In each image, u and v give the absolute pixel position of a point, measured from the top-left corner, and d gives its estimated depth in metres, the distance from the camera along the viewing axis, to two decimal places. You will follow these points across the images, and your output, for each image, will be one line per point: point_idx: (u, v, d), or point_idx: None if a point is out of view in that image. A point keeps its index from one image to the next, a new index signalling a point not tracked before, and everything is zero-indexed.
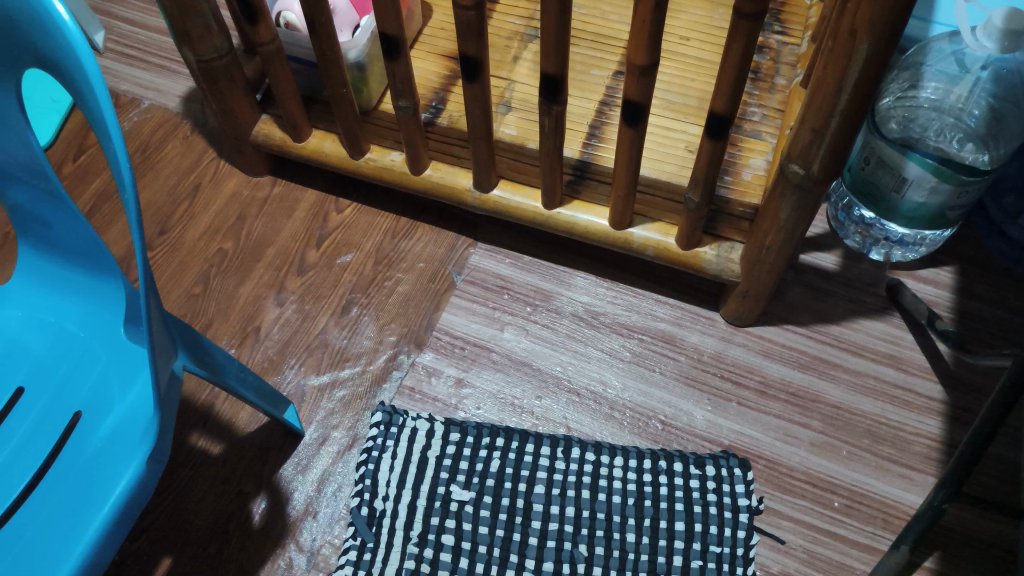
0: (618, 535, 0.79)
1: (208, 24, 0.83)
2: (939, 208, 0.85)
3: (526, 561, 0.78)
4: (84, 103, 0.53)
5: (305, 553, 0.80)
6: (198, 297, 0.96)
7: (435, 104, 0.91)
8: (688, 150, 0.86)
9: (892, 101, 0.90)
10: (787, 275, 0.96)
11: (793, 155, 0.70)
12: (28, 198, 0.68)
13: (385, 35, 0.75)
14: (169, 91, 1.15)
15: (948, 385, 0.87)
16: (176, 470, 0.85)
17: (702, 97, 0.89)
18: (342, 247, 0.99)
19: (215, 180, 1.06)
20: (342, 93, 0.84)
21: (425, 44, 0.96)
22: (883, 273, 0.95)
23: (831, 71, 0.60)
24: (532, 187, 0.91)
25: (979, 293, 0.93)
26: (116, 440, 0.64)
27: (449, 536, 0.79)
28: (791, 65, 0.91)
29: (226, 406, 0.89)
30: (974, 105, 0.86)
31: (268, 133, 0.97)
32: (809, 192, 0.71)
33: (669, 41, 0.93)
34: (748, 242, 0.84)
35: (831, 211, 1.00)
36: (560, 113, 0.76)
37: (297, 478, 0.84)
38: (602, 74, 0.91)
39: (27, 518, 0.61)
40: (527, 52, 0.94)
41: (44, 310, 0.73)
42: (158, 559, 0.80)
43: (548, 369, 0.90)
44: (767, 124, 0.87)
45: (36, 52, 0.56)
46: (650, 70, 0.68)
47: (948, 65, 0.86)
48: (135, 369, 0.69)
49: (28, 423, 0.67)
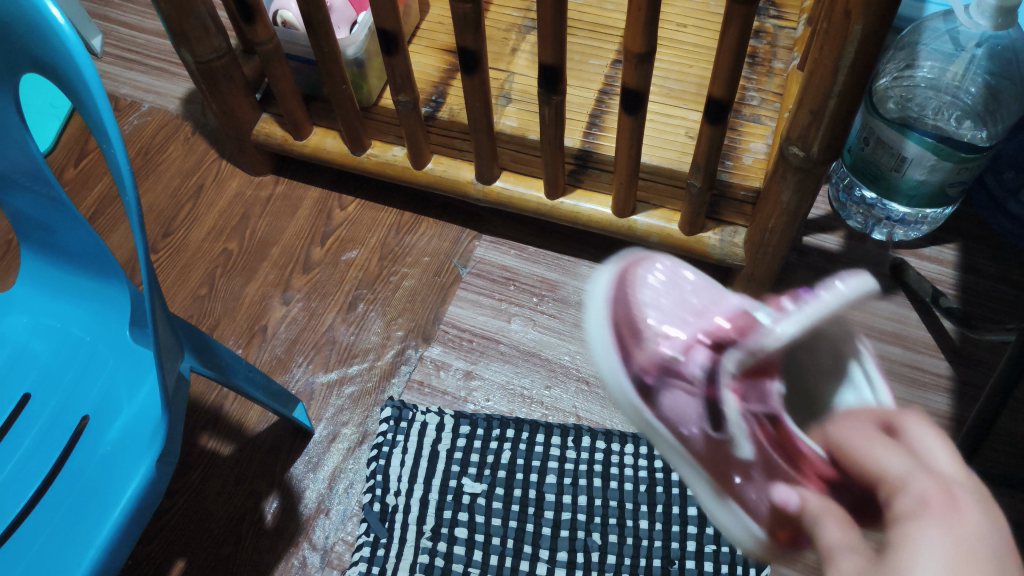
0: (630, 522, 0.80)
1: (205, 25, 0.83)
2: (939, 185, 0.85)
3: (539, 551, 0.78)
4: (81, 105, 0.54)
5: (319, 551, 0.80)
6: (204, 298, 0.96)
7: (435, 98, 0.92)
8: (689, 137, 0.86)
9: (890, 81, 0.90)
10: (791, 258, 0.97)
11: (793, 138, 0.70)
12: (31, 204, 0.68)
13: (383, 30, 0.75)
14: (168, 94, 1.15)
15: (954, 361, 0.88)
16: (188, 472, 0.85)
17: (702, 83, 0.89)
18: (347, 243, 1.00)
19: (218, 181, 1.06)
20: (342, 91, 0.84)
21: (424, 38, 0.96)
22: (886, 253, 0.96)
23: (827, 53, 0.60)
24: (535, 178, 0.91)
25: (982, 269, 0.94)
26: (125, 443, 0.64)
27: (463, 529, 0.79)
28: (788, 48, 0.92)
29: (235, 406, 0.89)
30: (970, 83, 0.86)
31: (269, 132, 0.98)
32: (809, 174, 0.72)
33: (666, 28, 0.94)
34: (750, 226, 0.84)
35: (833, 192, 1.01)
36: (559, 103, 0.76)
37: (308, 476, 0.84)
38: (601, 63, 0.92)
39: (39, 524, 0.60)
40: (525, 44, 0.94)
41: (50, 316, 0.73)
42: (172, 561, 0.80)
43: (557, 359, 0.90)
44: (766, 108, 0.88)
45: (33, 55, 0.56)
46: (648, 57, 0.68)
47: (943, 44, 0.86)
48: (142, 371, 0.69)
49: (38, 429, 0.67)
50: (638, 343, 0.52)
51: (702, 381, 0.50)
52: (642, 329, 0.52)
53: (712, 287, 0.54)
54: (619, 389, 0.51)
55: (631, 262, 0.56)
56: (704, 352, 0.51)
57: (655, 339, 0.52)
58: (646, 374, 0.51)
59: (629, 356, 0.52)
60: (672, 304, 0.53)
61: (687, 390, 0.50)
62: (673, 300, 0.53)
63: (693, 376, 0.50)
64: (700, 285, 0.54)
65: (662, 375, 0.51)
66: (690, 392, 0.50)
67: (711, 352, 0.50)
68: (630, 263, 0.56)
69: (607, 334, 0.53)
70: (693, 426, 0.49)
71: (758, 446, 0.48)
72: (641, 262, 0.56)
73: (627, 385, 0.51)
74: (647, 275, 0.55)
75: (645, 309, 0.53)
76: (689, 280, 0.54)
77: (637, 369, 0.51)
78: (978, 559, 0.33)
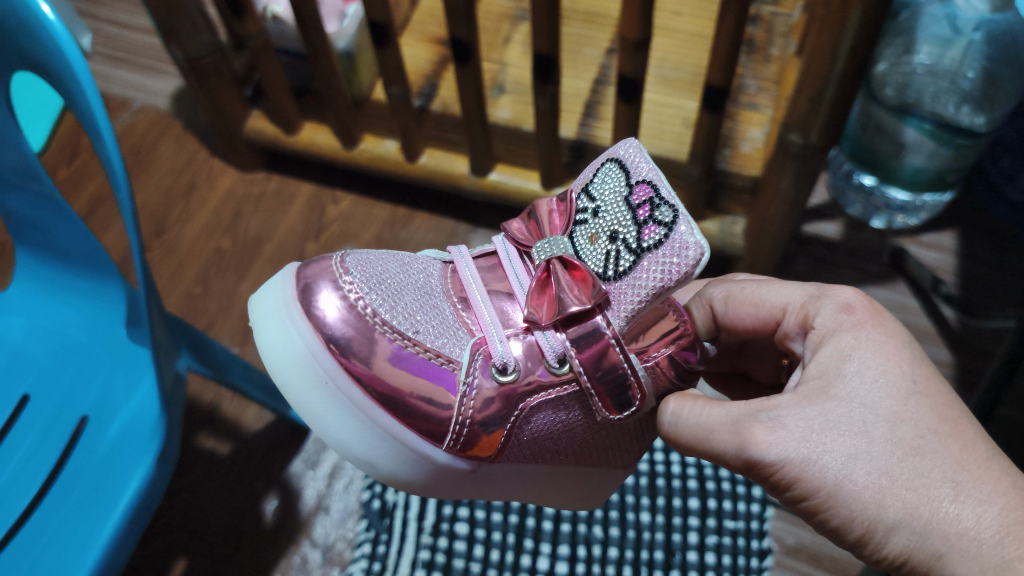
0: (631, 514, 0.79)
1: (194, 21, 0.82)
2: (938, 171, 0.87)
3: (541, 545, 0.77)
4: (72, 103, 0.52)
5: (319, 549, 0.79)
6: (198, 297, 0.95)
7: (427, 91, 0.90)
8: (686, 125, 0.85)
9: (888, 67, 0.87)
10: (791, 247, 0.96)
11: (791, 125, 0.69)
12: (26, 205, 0.66)
13: (374, 22, 0.73)
14: (158, 92, 1.13)
15: (954, 348, 0.87)
16: (187, 471, 0.84)
17: (697, 71, 0.89)
18: (341, 239, 0.99)
19: (210, 179, 1.05)
20: (334, 84, 0.83)
21: (415, 30, 0.95)
22: (886, 241, 0.96)
23: (824, 39, 0.59)
24: (529, 170, 0.90)
25: (980, 254, 0.93)
26: (125, 441, 0.62)
27: (463, 524, 0.78)
28: (784, 35, 0.92)
29: (232, 406, 0.88)
30: (969, 68, 0.85)
31: (260, 128, 0.97)
32: (809, 161, 0.71)
33: (661, 17, 0.93)
34: (749, 215, 0.86)
35: (831, 180, 1.00)
36: (554, 92, 0.75)
37: (308, 474, 0.83)
38: (596, 52, 0.91)
39: (39, 529, 0.58)
40: (518, 34, 0.94)
41: (47, 316, 0.71)
42: (172, 561, 0.79)
43: None
44: (763, 96, 0.88)
45: (24, 54, 0.54)
46: (643, 44, 0.67)
47: (941, 28, 0.85)
48: (139, 370, 0.67)
49: (36, 432, 0.64)
50: (408, 401, 0.49)
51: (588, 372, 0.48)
52: (394, 387, 0.49)
53: (407, 273, 0.53)
54: (415, 469, 0.51)
55: (311, 329, 0.49)
56: (551, 331, 0.49)
57: (468, 376, 0.49)
58: (476, 412, 0.50)
59: (408, 424, 0.50)
60: (407, 330, 0.50)
61: (553, 395, 0.50)
62: (405, 331, 0.50)
63: (559, 370, 0.49)
64: (395, 288, 0.52)
65: (481, 405, 0.49)
66: (563, 391, 0.50)
67: (555, 327, 0.49)
68: (312, 325, 0.49)
69: (366, 426, 0.50)
70: (553, 425, 0.51)
71: (652, 383, 0.50)
72: (319, 317, 0.49)
73: (432, 451, 0.51)
74: (336, 332, 0.49)
75: (380, 362, 0.49)
76: (379, 294, 0.51)
77: (451, 419, 0.50)
78: (921, 357, 0.44)
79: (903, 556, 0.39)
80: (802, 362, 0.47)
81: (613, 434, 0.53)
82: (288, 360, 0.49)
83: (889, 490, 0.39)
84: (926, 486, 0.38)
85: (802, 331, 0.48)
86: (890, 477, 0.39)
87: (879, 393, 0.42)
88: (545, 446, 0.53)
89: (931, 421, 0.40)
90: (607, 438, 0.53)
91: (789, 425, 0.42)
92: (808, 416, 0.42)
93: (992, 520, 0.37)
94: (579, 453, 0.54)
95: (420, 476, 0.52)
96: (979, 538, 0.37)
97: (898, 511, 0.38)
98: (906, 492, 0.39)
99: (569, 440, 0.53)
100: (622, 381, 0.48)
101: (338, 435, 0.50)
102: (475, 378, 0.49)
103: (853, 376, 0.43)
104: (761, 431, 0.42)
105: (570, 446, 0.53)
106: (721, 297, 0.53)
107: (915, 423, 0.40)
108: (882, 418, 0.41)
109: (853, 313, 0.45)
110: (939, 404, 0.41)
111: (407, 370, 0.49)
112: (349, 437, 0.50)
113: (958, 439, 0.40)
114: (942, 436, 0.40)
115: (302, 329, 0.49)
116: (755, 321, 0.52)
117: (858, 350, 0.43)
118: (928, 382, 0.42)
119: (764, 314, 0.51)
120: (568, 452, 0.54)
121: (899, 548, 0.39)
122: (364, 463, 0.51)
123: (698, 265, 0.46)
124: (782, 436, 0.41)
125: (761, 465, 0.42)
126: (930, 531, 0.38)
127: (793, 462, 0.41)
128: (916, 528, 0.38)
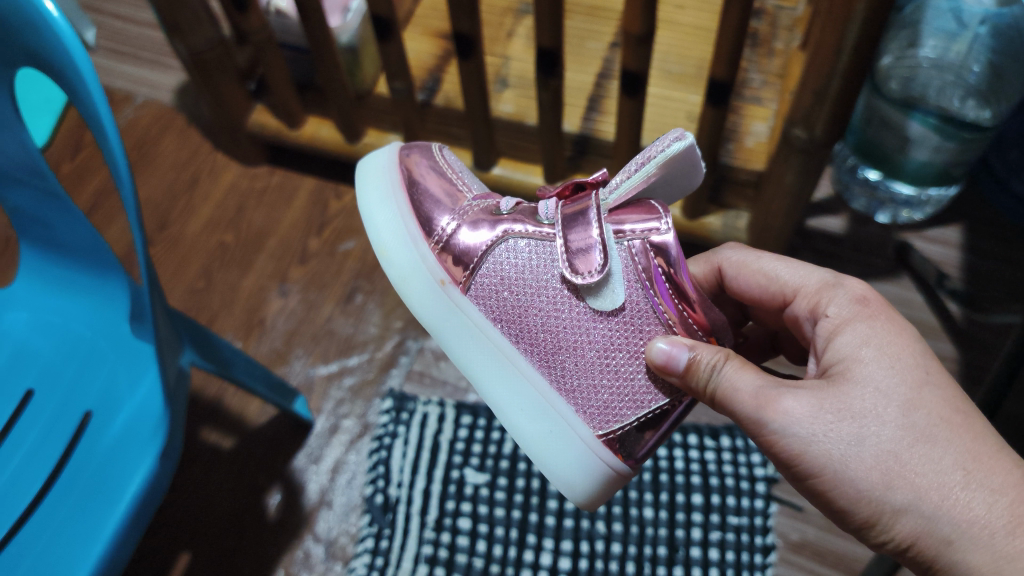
0: (634, 510, 0.79)
1: (197, 15, 0.81)
2: (944, 164, 0.86)
3: (544, 540, 0.77)
4: (75, 98, 0.52)
5: (322, 544, 0.79)
6: (201, 292, 0.95)
7: (431, 85, 0.90)
8: (689, 119, 0.85)
9: (893, 61, 0.87)
10: (796, 241, 0.95)
11: (795, 119, 0.69)
12: (30, 200, 0.66)
13: (377, 17, 0.73)
14: (161, 86, 1.13)
15: (959, 343, 0.87)
16: (190, 466, 0.84)
17: (701, 65, 0.88)
18: (344, 234, 0.99)
19: (213, 174, 1.05)
20: (337, 78, 0.83)
21: (418, 24, 0.95)
22: (890, 236, 0.95)
23: (829, 33, 0.58)
24: (534, 165, 0.90)
25: (985, 249, 0.93)
26: (129, 438, 0.62)
27: (465, 520, 0.78)
28: (788, 28, 0.92)
29: (235, 399, 0.88)
30: (974, 62, 0.85)
31: (263, 122, 0.97)
32: (813, 156, 0.71)
33: (664, 10, 0.93)
34: (753, 209, 0.85)
35: (836, 174, 1.00)
36: (557, 86, 0.74)
37: (311, 468, 0.83)
38: (599, 46, 0.91)
39: (40, 526, 0.58)
40: (521, 27, 0.93)
41: (49, 311, 0.71)
42: (175, 556, 0.79)
43: None
44: (766, 90, 0.88)
45: (28, 48, 0.54)
46: (647, 37, 0.66)
47: (947, 22, 0.85)
48: (142, 366, 0.67)
49: (40, 428, 0.64)
50: (425, 217, 0.57)
51: (563, 231, 0.52)
52: (424, 190, 0.58)
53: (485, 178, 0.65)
54: (406, 259, 0.56)
55: (401, 154, 0.61)
56: (552, 201, 0.56)
57: (470, 205, 0.57)
58: (453, 232, 0.56)
59: (424, 220, 0.57)
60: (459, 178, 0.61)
61: (530, 240, 0.54)
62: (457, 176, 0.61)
63: (541, 222, 0.54)
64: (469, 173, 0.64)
65: (457, 242, 0.56)
66: (538, 242, 0.54)
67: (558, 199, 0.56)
68: (402, 150, 0.62)
69: (389, 200, 0.58)
70: (517, 277, 0.54)
71: (626, 273, 0.51)
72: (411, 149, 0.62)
73: (432, 261, 0.56)
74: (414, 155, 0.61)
75: (426, 186, 0.59)
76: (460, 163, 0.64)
77: (437, 230, 0.57)
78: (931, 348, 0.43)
79: (910, 539, 0.39)
80: (815, 350, 0.47)
81: (583, 337, 0.53)
82: (373, 158, 0.62)
83: (898, 473, 0.39)
84: (937, 478, 0.38)
85: (812, 316, 0.49)
86: (900, 460, 0.39)
87: (895, 380, 0.41)
88: (507, 307, 0.55)
89: (946, 411, 0.40)
90: (585, 342, 0.53)
91: (805, 402, 0.41)
92: (821, 393, 0.42)
93: (1003, 509, 0.37)
94: (542, 345, 0.54)
95: (417, 290, 0.56)
96: (991, 526, 0.37)
97: (907, 495, 0.38)
98: (917, 477, 0.38)
99: (547, 311, 0.53)
100: (587, 246, 0.51)
101: (368, 204, 0.59)
102: (467, 213, 0.57)
103: (870, 361, 0.42)
104: (778, 405, 0.42)
105: (533, 327, 0.54)
106: (735, 262, 0.55)
107: (929, 411, 0.40)
108: (896, 404, 0.40)
109: (868, 305, 0.46)
110: (952, 397, 0.41)
111: (438, 190, 0.59)
112: (380, 221, 0.58)
113: (970, 429, 0.40)
114: (952, 425, 0.40)
115: (393, 146, 0.63)
116: (764, 293, 0.53)
117: (874, 338, 0.43)
118: (937, 372, 0.42)
119: (773, 289, 0.52)
120: (534, 340, 0.54)
121: (907, 531, 0.39)
122: (383, 251, 0.57)
123: (665, 151, 0.51)
124: (797, 412, 0.41)
125: (769, 432, 0.42)
126: (940, 518, 0.38)
127: (801, 437, 0.41)
128: (926, 512, 0.38)
